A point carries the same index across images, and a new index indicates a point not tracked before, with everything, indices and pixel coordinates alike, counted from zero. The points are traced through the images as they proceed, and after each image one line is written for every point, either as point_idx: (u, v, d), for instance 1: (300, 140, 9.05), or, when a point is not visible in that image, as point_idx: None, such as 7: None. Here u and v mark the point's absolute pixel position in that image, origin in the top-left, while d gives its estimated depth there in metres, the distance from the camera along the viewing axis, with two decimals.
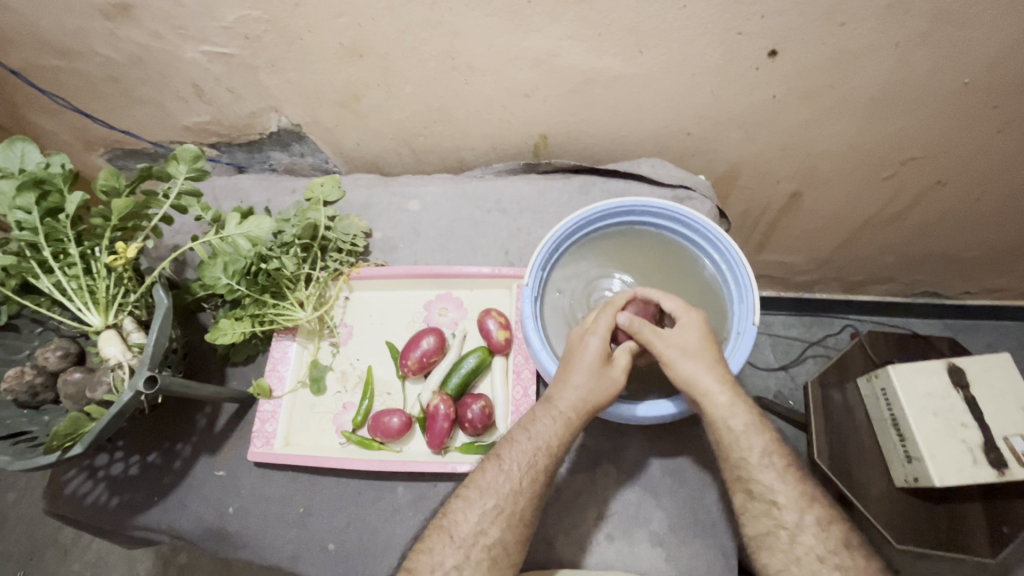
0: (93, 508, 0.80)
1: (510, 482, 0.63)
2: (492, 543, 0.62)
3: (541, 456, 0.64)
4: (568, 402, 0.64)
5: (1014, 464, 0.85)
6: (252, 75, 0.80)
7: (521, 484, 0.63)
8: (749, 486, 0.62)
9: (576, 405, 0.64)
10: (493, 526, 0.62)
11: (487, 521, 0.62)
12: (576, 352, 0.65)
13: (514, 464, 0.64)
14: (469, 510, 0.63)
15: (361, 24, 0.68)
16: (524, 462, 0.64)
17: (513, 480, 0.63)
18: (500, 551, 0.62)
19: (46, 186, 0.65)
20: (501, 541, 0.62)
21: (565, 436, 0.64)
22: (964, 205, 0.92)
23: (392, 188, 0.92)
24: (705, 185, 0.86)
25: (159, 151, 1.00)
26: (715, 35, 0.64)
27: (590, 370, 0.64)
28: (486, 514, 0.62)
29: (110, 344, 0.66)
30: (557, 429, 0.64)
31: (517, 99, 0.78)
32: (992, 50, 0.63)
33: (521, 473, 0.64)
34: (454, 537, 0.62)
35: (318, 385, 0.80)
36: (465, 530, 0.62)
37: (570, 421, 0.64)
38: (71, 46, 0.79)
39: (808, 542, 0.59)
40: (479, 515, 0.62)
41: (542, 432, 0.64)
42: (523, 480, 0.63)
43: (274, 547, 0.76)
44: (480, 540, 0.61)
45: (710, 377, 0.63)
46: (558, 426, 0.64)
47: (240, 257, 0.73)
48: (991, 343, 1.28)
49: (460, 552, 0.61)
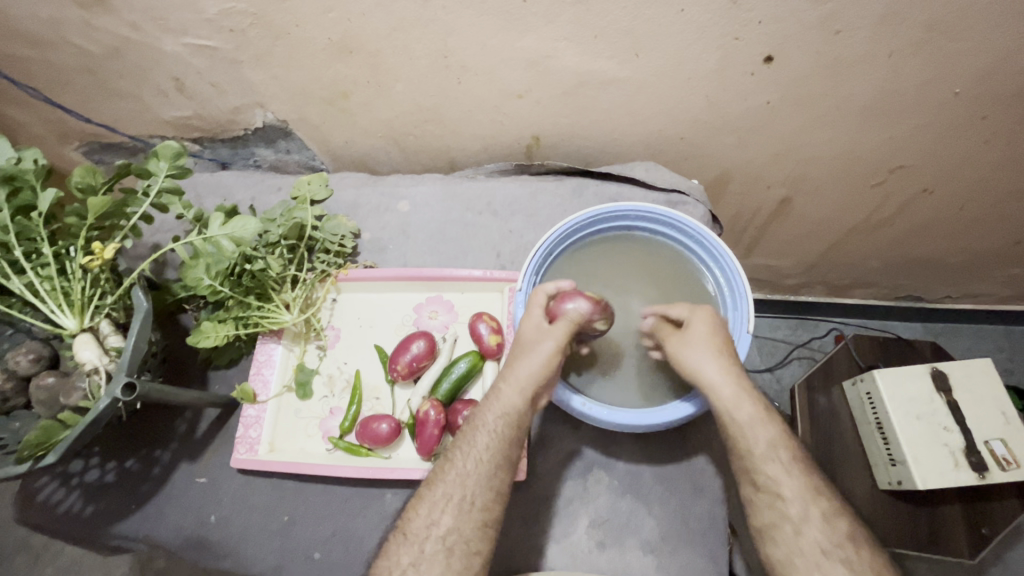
0: (66, 517, 0.77)
1: (460, 471, 0.62)
2: (446, 532, 0.60)
3: (495, 445, 0.63)
4: (514, 400, 0.64)
5: (993, 467, 0.87)
6: (236, 69, 0.77)
7: (480, 475, 0.62)
8: (760, 492, 0.61)
9: (519, 395, 0.64)
10: (445, 515, 0.60)
11: (438, 511, 0.61)
12: (522, 352, 0.65)
13: (466, 459, 0.62)
14: (421, 504, 0.62)
15: (350, 20, 0.66)
16: (474, 453, 0.62)
17: (459, 467, 0.62)
18: (456, 540, 0.60)
19: (18, 183, 0.62)
20: (456, 529, 0.60)
21: (515, 419, 0.63)
22: (948, 213, 0.93)
23: (381, 188, 0.90)
24: (699, 190, 0.85)
25: (138, 146, 0.96)
26: (712, 40, 0.63)
27: (533, 362, 0.64)
28: (436, 504, 0.61)
29: (86, 348, 0.64)
30: (500, 426, 0.63)
31: (510, 100, 0.76)
32: (983, 61, 0.64)
33: (472, 462, 0.62)
34: (408, 534, 0.61)
35: (304, 389, 0.77)
36: (418, 524, 0.61)
37: (509, 412, 0.63)
38: (45, 35, 0.75)
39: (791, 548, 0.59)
40: (430, 506, 0.61)
41: (489, 418, 0.64)
42: (470, 465, 0.62)
43: (258, 558, 0.74)
44: (433, 531, 0.60)
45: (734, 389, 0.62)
46: (501, 419, 0.63)
47: (223, 258, 0.70)
48: (970, 346, 1.30)
49: (414, 548, 0.60)
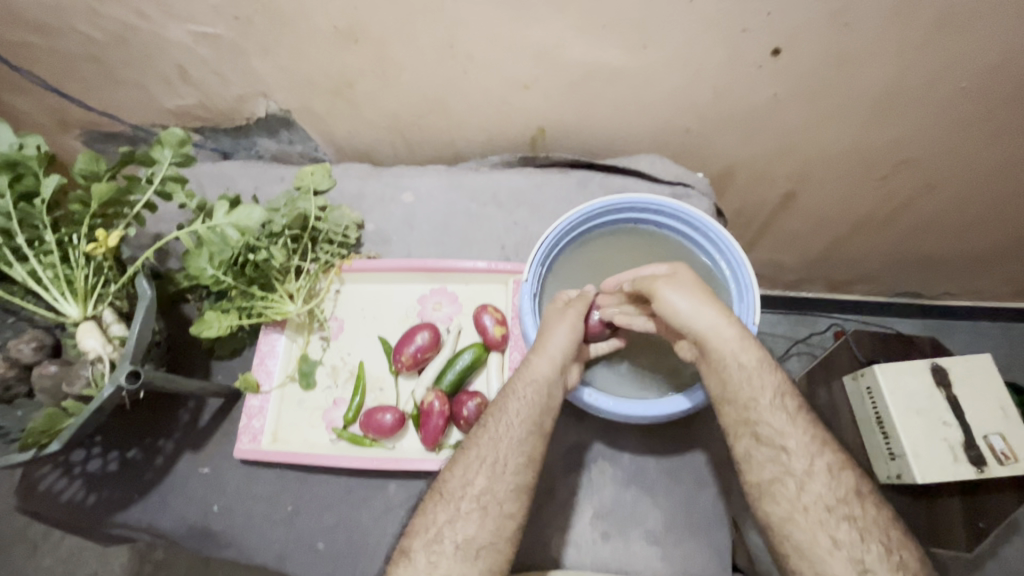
0: (68, 506, 0.77)
1: (491, 433, 0.63)
2: (479, 493, 0.61)
3: (526, 412, 0.63)
4: (545, 368, 0.64)
5: (992, 462, 0.88)
6: (240, 58, 0.76)
7: (513, 439, 0.63)
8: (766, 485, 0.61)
9: (551, 365, 0.64)
10: (479, 476, 0.61)
11: (473, 472, 0.62)
12: (547, 330, 0.67)
13: (500, 424, 0.63)
14: (455, 467, 0.63)
15: (356, 8, 0.65)
16: (506, 415, 0.63)
17: (490, 430, 0.63)
18: (490, 499, 0.61)
19: (21, 169, 0.61)
20: (489, 489, 0.61)
21: (548, 387, 0.64)
22: (950, 209, 0.94)
23: (385, 179, 0.90)
24: (704, 183, 0.85)
25: (139, 134, 0.96)
26: (720, 32, 0.63)
27: (562, 336, 0.66)
28: (470, 465, 0.62)
29: (88, 336, 0.63)
30: (531, 394, 0.64)
31: (516, 92, 0.76)
32: (991, 56, 0.64)
33: (504, 424, 0.63)
34: (444, 494, 0.62)
35: (307, 379, 0.78)
36: (453, 485, 0.62)
37: (539, 380, 0.64)
38: (47, 21, 0.74)
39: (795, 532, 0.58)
40: (464, 467, 0.62)
41: (522, 384, 0.64)
42: (502, 429, 0.63)
43: (262, 547, 0.74)
44: (468, 491, 0.61)
45: (710, 311, 0.63)
46: (532, 388, 0.64)
47: (227, 248, 0.70)
48: (968, 343, 1.31)
49: (450, 506, 0.61)
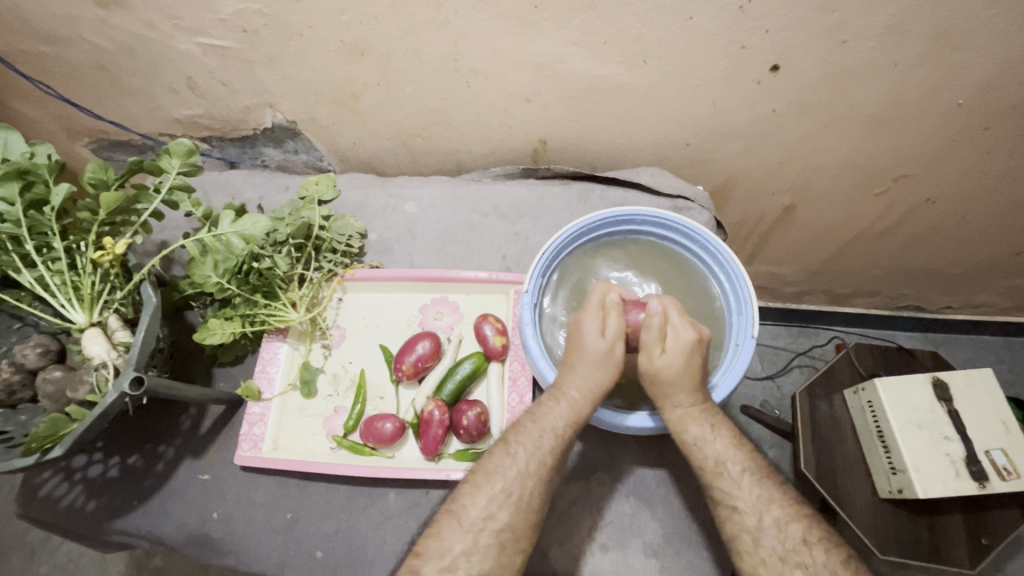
0: (69, 512, 0.77)
1: (517, 466, 0.62)
2: (501, 528, 0.60)
3: (552, 446, 0.64)
4: (582, 409, 0.64)
5: (993, 477, 0.88)
6: (248, 69, 0.78)
7: (539, 478, 0.62)
8: None
9: (586, 403, 0.64)
10: (502, 510, 0.60)
11: (495, 505, 0.61)
12: (587, 356, 0.66)
13: (521, 448, 0.63)
14: (477, 495, 0.61)
15: (362, 22, 0.67)
16: (531, 446, 0.63)
17: (520, 464, 0.62)
18: (508, 537, 0.60)
19: (31, 178, 0.62)
20: (510, 526, 0.60)
21: (575, 422, 0.64)
22: (949, 224, 0.94)
23: (389, 189, 0.91)
24: (703, 196, 0.86)
25: (147, 143, 0.97)
26: (720, 47, 0.64)
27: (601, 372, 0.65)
28: (494, 498, 0.61)
29: (93, 343, 0.64)
30: (565, 430, 0.64)
31: (518, 104, 0.77)
32: (986, 73, 0.65)
33: (530, 457, 0.63)
34: (462, 522, 0.60)
35: (309, 387, 0.78)
36: (474, 515, 0.60)
37: (577, 419, 0.64)
38: (60, 32, 0.76)
39: (793, 537, 0.59)
40: (487, 499, 0.61)
41: (553, 417, 0.64)
42: (531, 464, 0.63)
43: (259, 555, 0.74)
44: (489, 524, 0.60)
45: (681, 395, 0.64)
46: (567, 424, 0.64)
47: (232, 256, 0.71)
48: (970, 357, 1.31)
49: (468, 537, 0.59)
